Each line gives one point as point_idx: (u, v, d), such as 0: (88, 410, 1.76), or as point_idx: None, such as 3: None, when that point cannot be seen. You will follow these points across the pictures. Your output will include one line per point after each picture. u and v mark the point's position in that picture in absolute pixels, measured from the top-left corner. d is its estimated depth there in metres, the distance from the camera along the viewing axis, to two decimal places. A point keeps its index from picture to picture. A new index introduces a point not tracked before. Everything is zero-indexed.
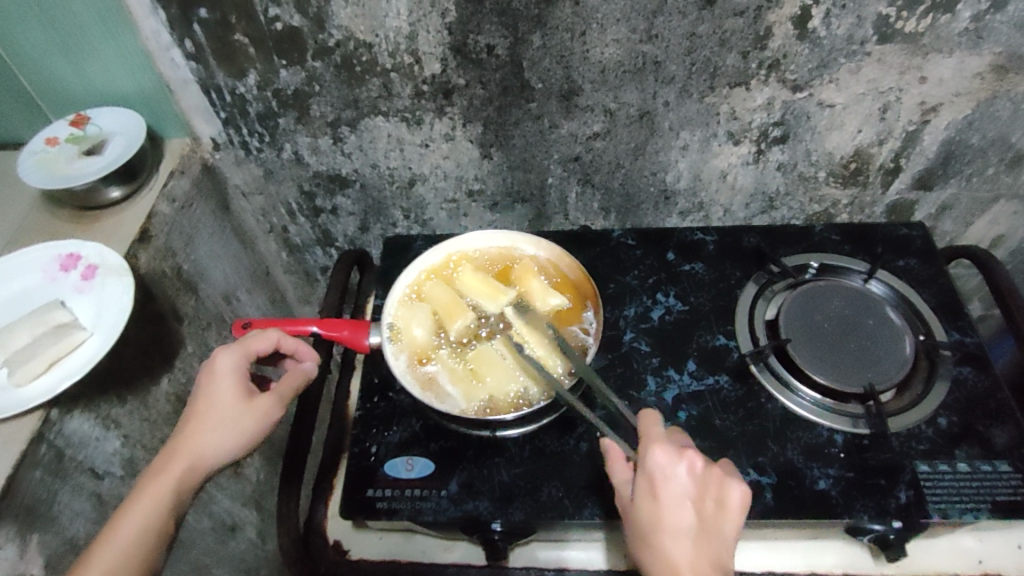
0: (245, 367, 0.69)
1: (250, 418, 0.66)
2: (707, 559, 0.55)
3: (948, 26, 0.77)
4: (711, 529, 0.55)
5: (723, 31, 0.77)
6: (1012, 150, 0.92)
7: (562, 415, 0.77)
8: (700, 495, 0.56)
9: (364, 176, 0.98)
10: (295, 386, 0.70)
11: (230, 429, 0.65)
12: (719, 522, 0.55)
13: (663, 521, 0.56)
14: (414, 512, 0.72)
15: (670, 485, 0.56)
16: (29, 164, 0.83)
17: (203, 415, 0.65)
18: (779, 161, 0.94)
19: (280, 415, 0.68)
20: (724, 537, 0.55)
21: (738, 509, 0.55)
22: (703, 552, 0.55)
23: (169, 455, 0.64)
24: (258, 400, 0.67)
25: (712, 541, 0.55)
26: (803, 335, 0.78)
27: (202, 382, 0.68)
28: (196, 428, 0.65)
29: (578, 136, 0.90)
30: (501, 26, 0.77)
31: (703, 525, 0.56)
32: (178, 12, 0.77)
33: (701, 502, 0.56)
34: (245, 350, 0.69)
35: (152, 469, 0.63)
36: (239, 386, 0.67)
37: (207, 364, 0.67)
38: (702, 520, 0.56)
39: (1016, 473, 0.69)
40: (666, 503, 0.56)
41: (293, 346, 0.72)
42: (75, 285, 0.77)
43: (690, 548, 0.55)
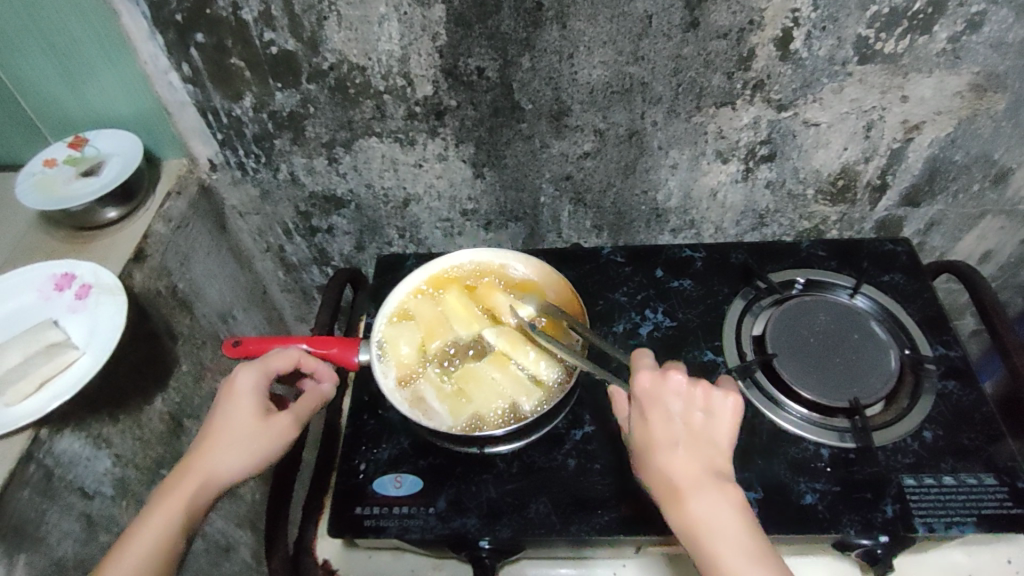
0: (264, 386, 0.69)
1: (266, 437, 0.66)
2: (704, 465, 0.59)
3: (926, 46, 0.79)
4: (705, 438, 0.60)
5: (708, 52, 0.79)
6: (995, 166, 0.93)
7: (551, 431, 0.78)
8: (688, 409, 0.60)
9: (359, 196, 0.99)
10: (310, 407, 0.70)
11: (245, 447, 0.65)
12: (711, 431, 0.60)
13: (659, 436, 0.59)
14: (402, 530, 0.72)
15: (660, 405, 0.59)
16: (27, 186, 0.85)
17: (220, 432, 0.65)
18: (768, 179, 0.95)
19: (295, 436, 0.68)
20: (715, 444, 0.59)
21: (727, 416, 0.60)
22: (697, 459, 0.59)
23: (183, 471, 0.63)
24: (272, 420, 0.67)
25: (707, 449, 0.59)
26: (789, 351, 0.78)
27: (220, 399, 0.68)
28: (212, 445, 0.65)
29: (569, 155, 0.92)
30: (490, 49, 0.79)
31: (693, 436, 0.59)
32: (175, 37, 0.79)
33: (690, 415, 0.60)
34: (264, 369, 0.70)
35: (166, 485, 0.63)
36: (256, 405, 0.67)
37: (226, 381, 0.68)
38: (696, 432, 0.59)
39: (1001, 486, 0.70)
40: (660, 420, 0.59)
41: (313, 366, 0.72)
42: (69, 304, 0.78)
43: (689, 456, 0.59)
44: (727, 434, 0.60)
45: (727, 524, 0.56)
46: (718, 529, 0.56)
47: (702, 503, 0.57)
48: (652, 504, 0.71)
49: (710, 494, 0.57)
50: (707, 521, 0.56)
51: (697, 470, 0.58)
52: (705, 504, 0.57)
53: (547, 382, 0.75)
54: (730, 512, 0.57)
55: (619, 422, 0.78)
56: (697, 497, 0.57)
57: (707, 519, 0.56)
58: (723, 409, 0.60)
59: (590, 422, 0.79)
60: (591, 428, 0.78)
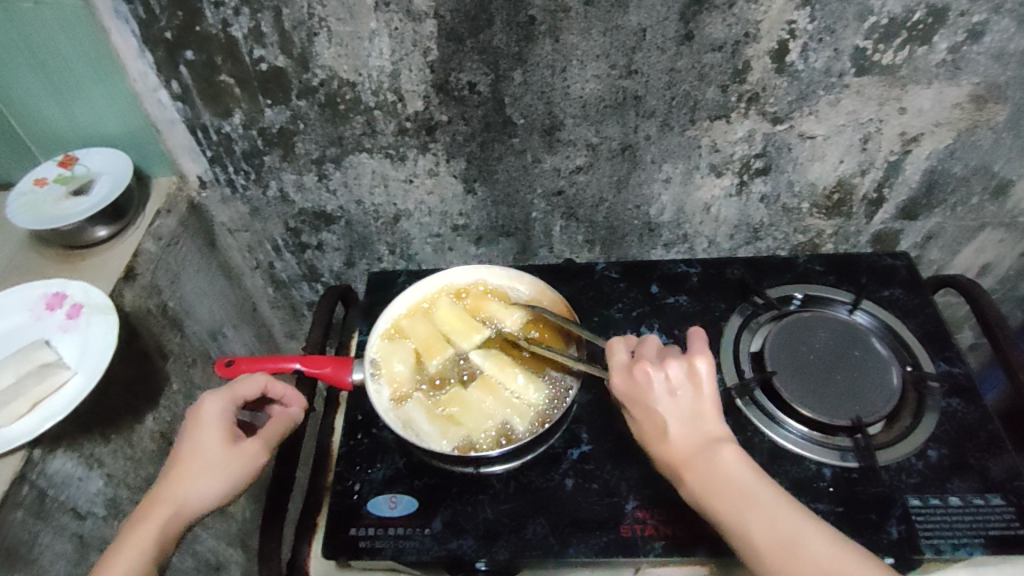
0: (232, 413, 0.68)
1: (236, 464, 0.65)
2: (695, 437, 0.59)
3: (925, 57, 0.77)
4: (689, 413, 0.60)
5: (702, 65, 0.78)
6: (994, 178, 0.92)
7: (547, 450, 0.77)
8: (663, 392, 0.60)
9: (350, 213, 0.98)
10: (281, 431, 0.70)
11: (215, 476, 0.64)
12: (695, 403, 0.60)
13: (646, 426, 0.61)
14: (397, 551, 0.71)
15: (637, 398, 0.61)
16: (17, 206, 0.85)
17: (188, 462, 0.64)
18: (762, 193, 0.94)
19: (266, 461, 0.67)
20: (701, 416, 0.60)
21: (703, 384, 0.61)
22: (686, 434, 0.60)
23: (152, 504, 0.62)
24: (243, 447, 0.66)
25: (696, 420, 0.60)
26: (788, 368, 0.77)
27: (186, 428, 0.67)
28: (180, 474, 0.63)
29: (561, 170, 0.91)
30: (482, 64, 0.78)
31: (677, 415, 0.60)
32: (165, 54, 0.79)
33: (667, 398, 0.60)
34: (232, 396, 0.69)
35: (134, 519, 0.61)
36: (224, 432, 0.66)
37: (193, 409, 0.66)
38: (678, 409, 0.60)
39: (1009, 507, 0.68)
40: (640, 410, 0.61)
41: (281, 391, 0.72)
42: (60, 323, 0.77)
43: (677, 432, 0.60)
44: (710, 402, 0.60)
45: (725, 485, 0.57)
46: (720, 492, 0.57)
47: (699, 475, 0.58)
48: (649, 525, 0.70)
49: (705, 463, 0.58)
50: (707, 491, 0.57)
51: (689, 443, 0.59)
52: (702, 473, 0.58)
53: (539, 402, 0.74)
54: (728, 470, 0.57)
55: (615, 440, 0.77)
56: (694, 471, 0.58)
57: (707, 487, 0.57)
58: (698, 379, 0.61)
59: (586, 441, 0.77)
60: (588, 448, 0.77)
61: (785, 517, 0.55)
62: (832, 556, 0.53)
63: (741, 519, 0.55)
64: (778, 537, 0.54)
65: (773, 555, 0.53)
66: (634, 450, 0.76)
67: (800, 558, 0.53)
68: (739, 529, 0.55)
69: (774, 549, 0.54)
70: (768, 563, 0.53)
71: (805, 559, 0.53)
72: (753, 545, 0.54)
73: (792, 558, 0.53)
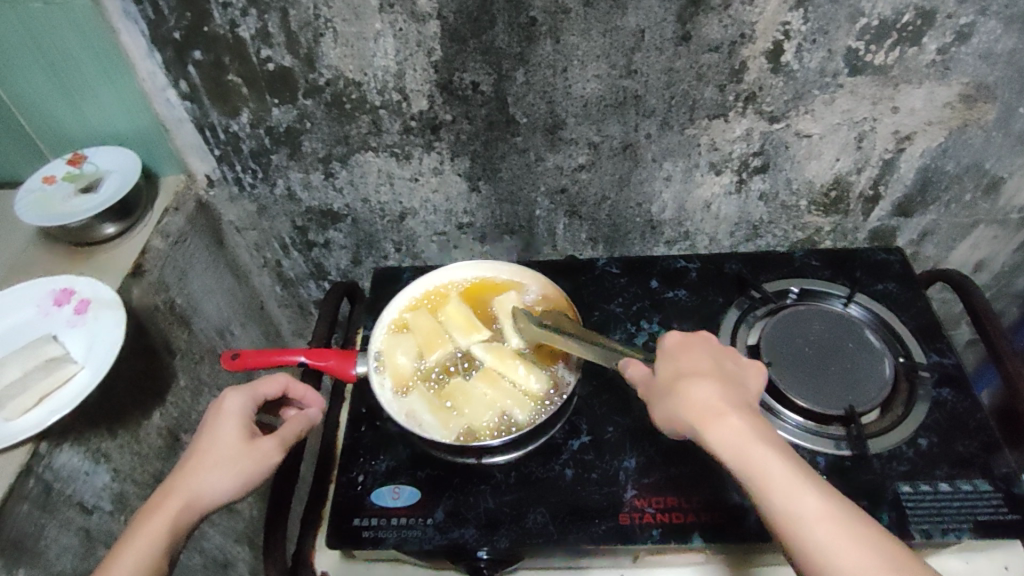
0: (250, 411, 0.69)
1: (249, 459, 0.65)
2: (737, 396, 0.60)
3: (916, 58, 0.80)
4: (735, 380, 0.62)
5: (700, 65, 0.80)
6: (987, 176, 0.94)
7: (548, 442, 0.78)
8: (719, 356, 0.64)
9: (356, 211, 1.00)
10: (296, 431, 0.70)
11: (229, 470, 0.64)
12: (743, 378, 0.63)
13: (687, 370, 0.62)
14: (400, 541, 0.72)
15: (688, 351, 0.64)
16: (27, 203, 0.86)
17: (203, 454, 0.64)
18: (761, 191, 0.96)
19: (280, 459, 0.67)
20: (745, 389, 0.62)
21: (754, 370, 0.64)
22: (731, 389, 0.60)
23: (166, 493, 0.62)
24: (259, 442, 0.66)
25: (741, 389, 0.62)
26: (784, 359, 0.78)
27: (205, 422, 0.67)
28: (195, 466, 0.64)
29: (563, 168, 0.92)
30: (485, 64, 0.80)
31: (723, 374, 0.62)
32: (173, 54, 0.80)
33: (720, 360, 0.64)
34: (252, 393, 0.70)
35: (148, 508, 0.62)
36: (241, 428, 0.67)
37: (213, 404, 0.68)
38: (724, 370, 0.62)
39: (997, 493, 0.70)
40: (686, 360, 0.63)
41: (301, 392, 0.75)
42: (68, 319, 0.78)
43: (722, 387, 0.60)
44: (754, 386, 0.63)
45: (771, 443, 0.57)
46: (765, 446, 0.56)
47: (739, 423, 0.58)
48: (648, 513, 0.72)
49: (747, 417, 0.58)
50: (748, 440, 0.57)
51: (731, 397, 0.60)
52: (742, 424, 0.58)
53: (540, 392, 0.75)
54: (771, 433, 0.58)
55: (616, 431, 0.78)
56: (734, 417, 0.58)
57: (748, 436, 0.57)
58: (750, 365, 0.65)
59: (587, 432, 0.79)
60: (588, 438, 0.78)
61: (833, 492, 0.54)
62: (880, 527, 0.53)
63: (788, 478, 0.54)
64: (827, 502, 0.53)
65: (826, 513, 0.52)
66: (633, 440, 0.77)
67: (852, 528, 0.52)
68: (787, 487, 0.54)
69: (825, 510, 0.53)
70: (819, 525, 0.52)
71: (858, 524, 0.52)
72: (804, 501, 0.53)
73: (842, 525, 0.52)
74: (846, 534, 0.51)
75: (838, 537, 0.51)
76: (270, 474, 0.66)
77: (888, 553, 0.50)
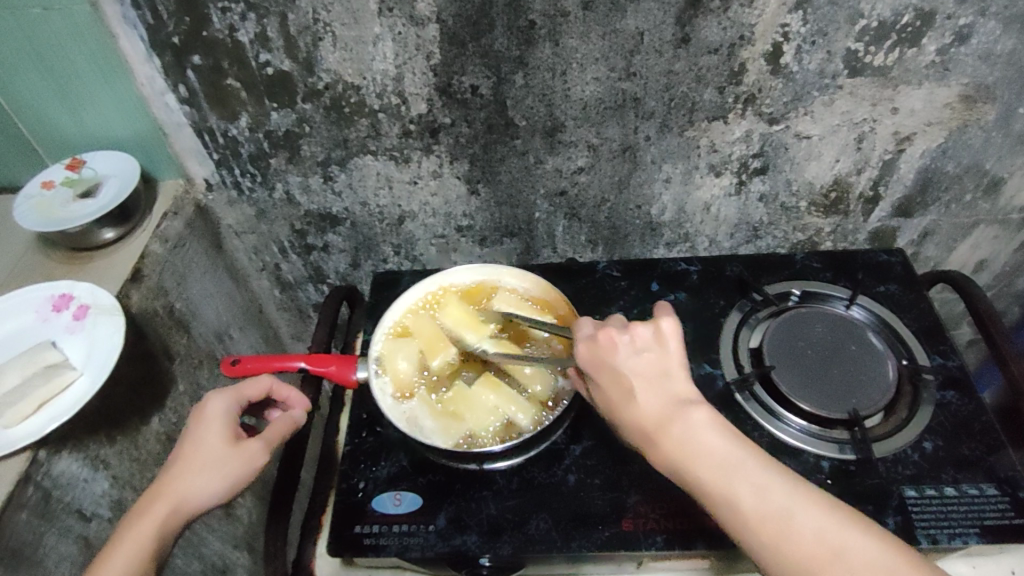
0: (235, 413, 0.69)
1: (236, 461, 0.65)
2: (663, 400, 0.56)
3: (915, 59, 0.80)
4: (655, 373, 0.57)
5: (699, 68, 0.80)
6: (987, 176, 0.94)
7: (550, 446, 0.78)
8: (628, 353, 0.58)
9: (355, 214, 1.00)
10: (282, 432, 0.69)
11: (216, 473, 0.64)
12: (661, 364, 0.58)
13: (612, 393, 0.58)
14: (402, 548, 0.71)
15: (602, 364, 0.58)
16: (25, 208, 0.86)
17: (188, 459, 0.64)
18: (761, 192, 0.96)
19: (267, 461, 0.67)
20: (668, 378, 0.57)
21: (670, 346, 0.58)
22: (655, 396, 0.57)
23: (152, 498, 0.62)
24: (245, 445, 0.66)
25: (663, 382, 0.57)
26: (787, 362, 0.78)
27: (190, 426, 0.67)
28: (181, 470, 0.64)
29: (562, 171, 0.92)
30: (484, 67, 0.80)
31: (642, 379, 0.57)
32: (172, 58, 0.80)
33: (632, 360, 0.57)
34: (236, 396, 0.69)
35: (133, 513, 0.61)
36: (227, 430, 0.66)
37: (197, 407, 0.67)
38: (645, 373, 0.57)
39: (1003, 496, 0.69)
40: (607, 379, 0.58)
41: (285, 393, 0.74)
42: (66, 325, 0.78)
43: (650, 400, 0.57)
44: (677, 363, 0.58)
45: (706, 451, 0.54)
46: (702, 459, 0.54)
47: (672, 439, 0.55)
48: (651, 519, 0.71)
49: (678, 424, 0.55)
50: (684, 454, 0.54)
51: (659, 406, 0.56)
52: (676, 436, 0.55)
53: (541, 398, 0.75)
54: (709, 435, 0.55)
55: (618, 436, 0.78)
56: (667, 433, 0.55)
57: (683, 448, 0.54)
58: (664, 342, 0.58)
59: (589, 435, 0.78)
60: (590, 443, 0.78)
61: (775, 484, 0.52)
62: (823, 514, 0.51)
63: (725, 486, 0.53)
64: (766, 501, 0.52)
65: (769, 523, 0.51)
66: None
67: (794, 522, 0.51)
68: (726, 498, 0.52)
69: (766, 515, 0.51)
70: (762, 531, 0.51)
71: (800, 531, 0.50)
72: (744, 513, 0.52)
73: (785, 525, 0.51)
74: (789, 544, 0.50)
75: (780, 541, 0.50)
76: (256, 477, 0.66)
77: (828, 542, 0.50)
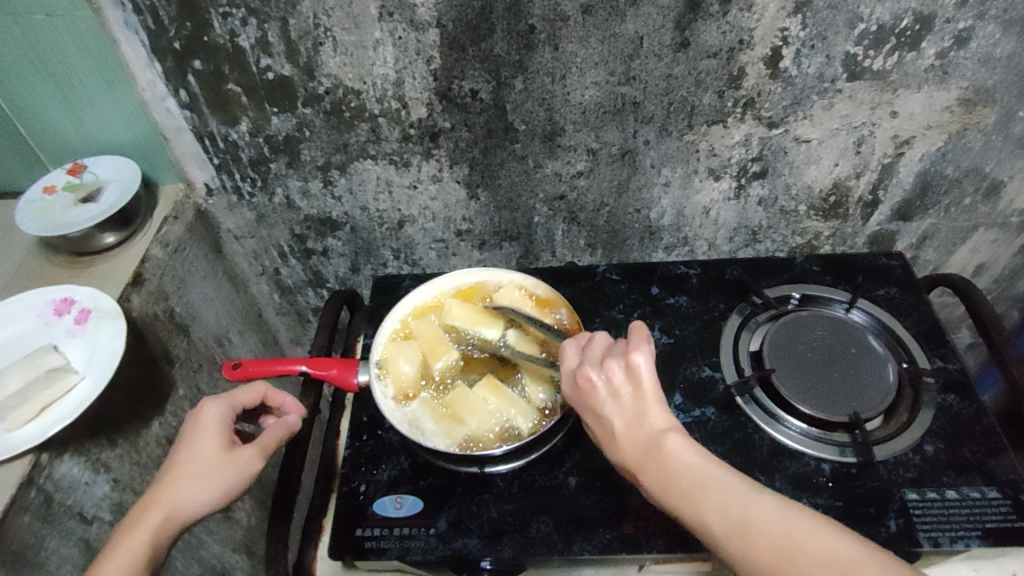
0: (230, 419, 0.69)
1: (229, 468, 0.64)
2: (639, 434, 0.58)
3: (915, 63, 0.80)
4: (631, 410, 0.58)
5: (698, 72, 0.80)
6: (986, 180, 0.94)
7: (550, 450, 0.78)
8: (602, 394, 0.59)
9: (355, 219, 1.00)
10: (277, 438, 0.69)
11: (210, 480, 0.64)
12: (636, 400, 0.58)
13: (598, 430, 0.60)
14: (403, 551, 0.71)
15: (584, 404, 0.60)
16: (27, 213, 0.86)
17: (182, 466, 0.64)
18: (760, 196, 0.96)
19: (261, 468, 0.67)
20: (643, 413, 0.58)
21: (643, 381, 0.58)
22: (632, 431, 0.58)
23: (146, 506, 0.62)
24: (240, 451, 0.66)
25: (639, 417, 0.58)
26: (788, 365, 0.78)
27: (184, 434, 0.67)
28: (175, 478, 0.64)
29: (562, 175, 0.92)
30: (484, 71, 0.80)
31: (619, 417, 0.58)
32: (173, 63, 0.81)
33: (607, 400, 0.59)
34: (231, 403, 0.70)
35: (128, 521, 0.61)
36: (222, 437, 0.66)
37: (192, 414, 0.67)
38: (621, 411, 0.58)
39: (1005, 499, 0.69)
40: (590, 417, 0.60)
41: (280, 399, 0.74)
42: (68, 328, 0.78)
43: (624, 431, 0.58)
44: (652, 397, 0.58)
45: (674, 476, 0.55)
46: (673, 483, 0.55)
47: (648, 471, 0.57)
48: (652, 522, 0.71)
49: (652, 458, 0.57)
50: (658, 482, 0.56)
51: (635, 441, 0.58)
52: (651, 468, 0.57)
53: (543, 401, 0.75)
54: (680, 461, 0.56)
55: None
56: (644, 466, 0.57)
57: (657, 477, 0.56)
58: (636, 376, 0.58)
59: (590, 438, 0.78)
60: (590, 446, 0.78)
61: (737, 500, 0.53)
62: (780, 527, 0.51)
63: (690, 506, 0.54)
64: (726, 518, 0.53)
65: (726, 539, 0.52)
66: None
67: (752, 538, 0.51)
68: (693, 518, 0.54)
69: (727, 532, 0.52)
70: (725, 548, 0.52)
71: (756, 545, 0.51)
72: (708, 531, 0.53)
73: (743, 540, 0.51)
74: (744, 556, 0.51)
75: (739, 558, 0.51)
76: (251, 484, 0.66)
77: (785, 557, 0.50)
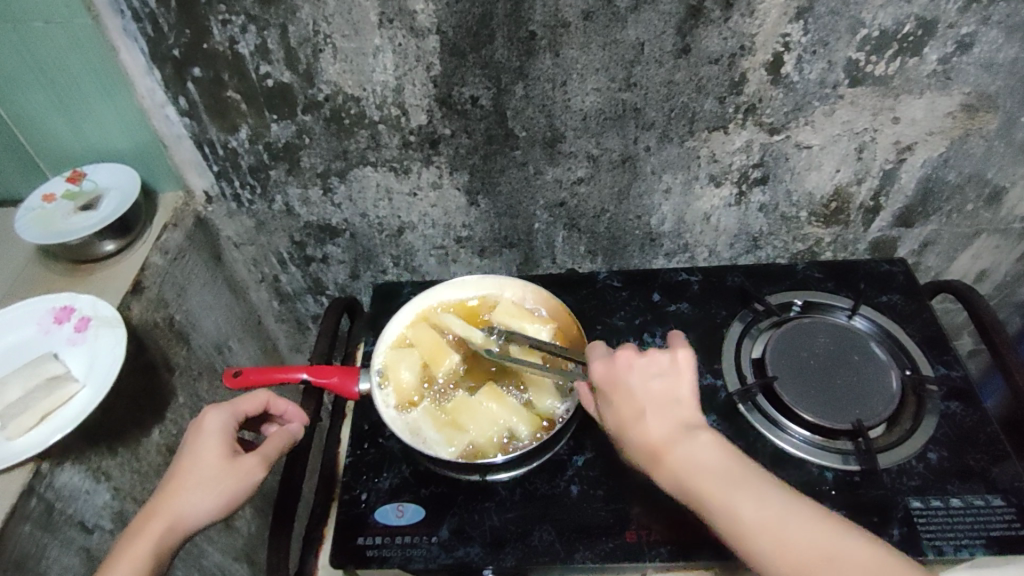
0: (232, 427, 0.68)
1: (230, 477, 0.64)
2: (673, 422, 0.59)
3: (916, 68, 0.79)
4: (668, 399, 0.60)
5: (699, 78, 0.80)
6: (988, 186, 0.94)
7: (552, 458, 0.77)
8: (644, 379, 0.61)
9: (355, 226, 0.99)
10: (280, 446, 0.69)
11: (212, 489, 0.63)
12: (674, 390, 0.61)
13: (626, 412, 0.60)
14: (404, 560, 0.71)
15: (620, 385, 0.61)
16: (26, 221, 0.86)
17: (184, 475, 0.64)
18: (761, 203, 0.96)
19: (264, 476, 0.66)
20: (678, 402, 0.60)
21: (686, 375, 0.62)
22: (666, 417, 0.59)
23: (148, 516, 0.62)
24: (241, 460, 0.65)
25: (673, 407, 0.60)
26: (790, 372, 0.78)
27: (187, 443, 0.67)
28: (177, 487, 0.63)
29: (563, 181, 0.92)
30: (484, 78, 0.80)
31: (654, 403, 0.60)
32: (172, 70, 0.80)
33: (647, 384, 0.60)
34: (233, 411, 0.69)
35: (131, 531, 0.61)
36: (223, 445, 0.66)
37: (195, 422, 0.67)
38: (659, 397, 0.60)
39: (1009, 507, 0.69)
40: (623, 398, 0.60)
41: (282, 408, 0.73)
42: (68, 336, 0.78)
43: (659, 417, 0.59)
44: (687, 392, 0.61)
45: (707, 463, 0.56)
46: (704, 471, 0.56)
47: (680, 455, 0.57)
48: (655, 530, 0.71)
49: (687, 442, 0.57)
50: (688, 468, 0.56)
51: (670, 428, 0.59)
52: (684, 451, 0.57)
53: (544, 409, 0.75)
54: (713, 451, 0.57)
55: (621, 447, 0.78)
56: (675, 451, 0.57)
57: (688, 462, 0.56)
58: (678, 369, 0.62)
59: (592, 446, 0.78)
60: (593, 454, 0.77)
61: (770, 493, 0.54)
62: (814, 518, 0.53)
63: (722, 492, 0.54)
64: (761, 507, 0.53)
65: (759, 527, 0.52)
66: None
67: (785, 525, 0.52)
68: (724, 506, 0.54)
69: (761, 520, 0.52)
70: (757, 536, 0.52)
71: (790, 536, 0.52)
72: (740, 519, 0.53)
73: (776, 530, 0.52)
74: (777, 544, 0.51)
75: (771, 545, 0.51)
76: (254, 492, 0.66)
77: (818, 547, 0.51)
